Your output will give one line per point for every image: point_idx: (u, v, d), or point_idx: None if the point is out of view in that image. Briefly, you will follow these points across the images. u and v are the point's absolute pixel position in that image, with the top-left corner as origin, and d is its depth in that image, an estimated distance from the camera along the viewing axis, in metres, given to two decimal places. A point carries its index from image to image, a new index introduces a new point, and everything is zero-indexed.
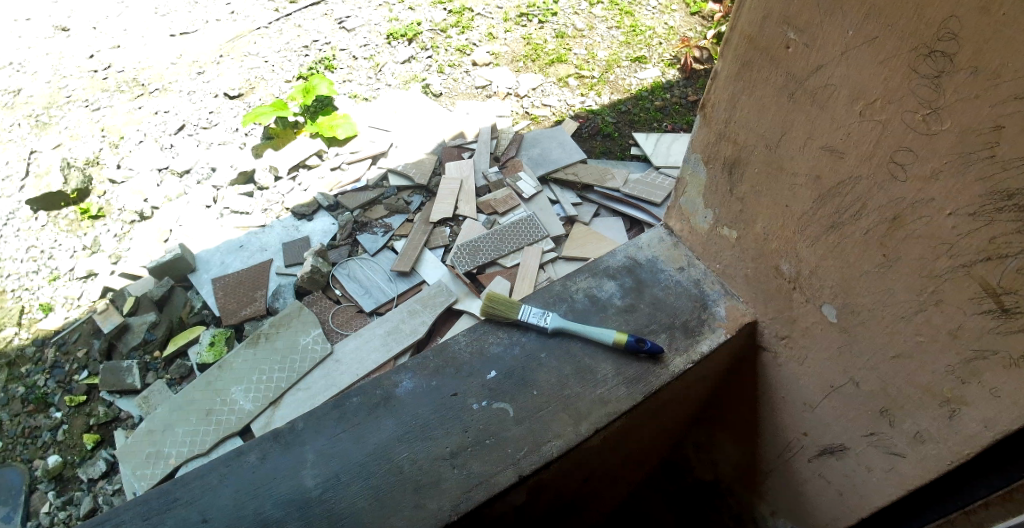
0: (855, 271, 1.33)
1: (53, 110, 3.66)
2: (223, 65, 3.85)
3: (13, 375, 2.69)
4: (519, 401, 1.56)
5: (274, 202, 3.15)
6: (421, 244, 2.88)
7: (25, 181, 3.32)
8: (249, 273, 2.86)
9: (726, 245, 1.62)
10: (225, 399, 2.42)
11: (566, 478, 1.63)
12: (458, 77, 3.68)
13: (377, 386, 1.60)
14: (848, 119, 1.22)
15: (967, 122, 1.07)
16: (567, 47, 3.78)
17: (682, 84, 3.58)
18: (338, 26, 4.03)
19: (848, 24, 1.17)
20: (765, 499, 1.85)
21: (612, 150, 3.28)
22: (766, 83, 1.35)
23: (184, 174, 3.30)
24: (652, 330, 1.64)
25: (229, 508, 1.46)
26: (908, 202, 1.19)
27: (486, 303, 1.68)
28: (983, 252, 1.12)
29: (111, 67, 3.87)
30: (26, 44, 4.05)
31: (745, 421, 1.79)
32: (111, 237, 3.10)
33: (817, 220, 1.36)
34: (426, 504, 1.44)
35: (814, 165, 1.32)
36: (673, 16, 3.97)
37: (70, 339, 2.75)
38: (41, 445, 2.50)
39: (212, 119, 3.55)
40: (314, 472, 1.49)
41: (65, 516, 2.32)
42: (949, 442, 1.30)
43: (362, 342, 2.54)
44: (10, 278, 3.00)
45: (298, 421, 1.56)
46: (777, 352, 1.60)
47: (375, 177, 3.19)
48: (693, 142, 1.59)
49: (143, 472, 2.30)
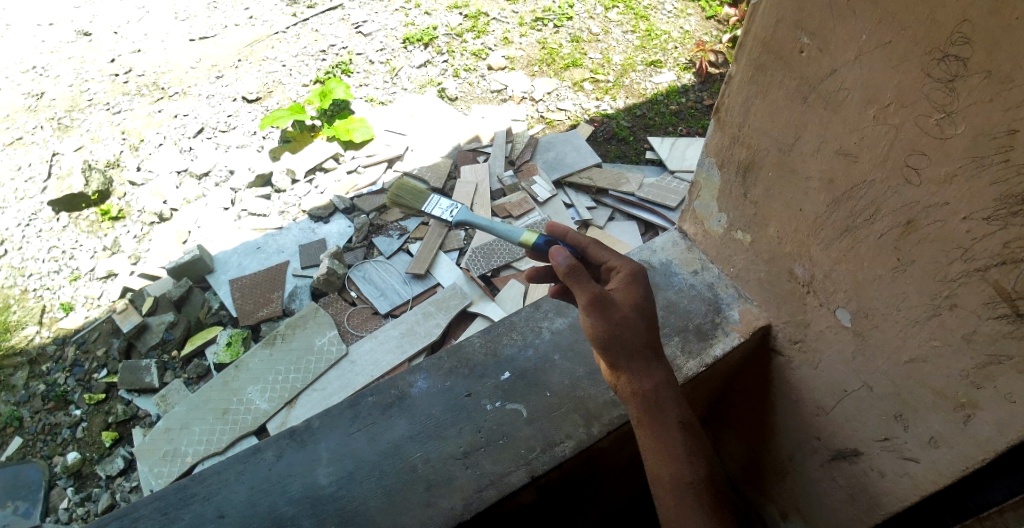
0: (868, 274, 1.33)
1: (75, 113, 3.72)
2: (242, 69, 3.90)
3: (34, 373, 2.74)
4: (532, 401, 1.58)
5: (291, 204, 3.20)
6: (436, 246, 2.91)
7: (47, 182, 3.38)
8: (265, 275, 2.89)
9: (740, 248, 1.62)
10: (241, 399, 2.45)
11: (575, 480, 1.64)
12: (474, 81, 3.70)
13: (391, 386, 1.62)
14: (862, 123, 1.23)
15: (981, 126, 1.07)
16: (582, 51, 3.80)
17: (697, 89, 3.58)
18: (355, 31, 4.07)
19: (861, 29, 1.17)
20: (774, 501, 1.86)
21: (627, 153, 3.28)
22: (780, 88, 1.36)
23: (203, 176, 3.35)
24: (664, 332, 1.66)
25: (245, 504, 1.48)
26: (922, 206, 1.19)
27: None
28: (996, 257, 1.12)
29: (132, 71, 3.93)
30: (49, 49, 4.12)
31: (755, 425, 1.80)
32: (131, 239, 3.15)
33: (831, 223, 1.36)
34: (438, 503, 1.45)
35: (827, 169, 1.32)
36: (688, 20, 3.98)
37: (90, 338, 2.80)
38: (61, 441, 2.53)
39: (231, 122, 3.60)
40: (329, 470, 1.51)
41: (83, 512, 2.36)
42: (963, 447, 1.30)
43: (376, 343, 2.57)
44: (31, 277, 3.05)
45: (313, 419, 1.58)
46: (790, 357, 1.60)
47: (391, 180, 3.23)
48: (708, 146, 1.60)
49: (160, 470, 2.33)
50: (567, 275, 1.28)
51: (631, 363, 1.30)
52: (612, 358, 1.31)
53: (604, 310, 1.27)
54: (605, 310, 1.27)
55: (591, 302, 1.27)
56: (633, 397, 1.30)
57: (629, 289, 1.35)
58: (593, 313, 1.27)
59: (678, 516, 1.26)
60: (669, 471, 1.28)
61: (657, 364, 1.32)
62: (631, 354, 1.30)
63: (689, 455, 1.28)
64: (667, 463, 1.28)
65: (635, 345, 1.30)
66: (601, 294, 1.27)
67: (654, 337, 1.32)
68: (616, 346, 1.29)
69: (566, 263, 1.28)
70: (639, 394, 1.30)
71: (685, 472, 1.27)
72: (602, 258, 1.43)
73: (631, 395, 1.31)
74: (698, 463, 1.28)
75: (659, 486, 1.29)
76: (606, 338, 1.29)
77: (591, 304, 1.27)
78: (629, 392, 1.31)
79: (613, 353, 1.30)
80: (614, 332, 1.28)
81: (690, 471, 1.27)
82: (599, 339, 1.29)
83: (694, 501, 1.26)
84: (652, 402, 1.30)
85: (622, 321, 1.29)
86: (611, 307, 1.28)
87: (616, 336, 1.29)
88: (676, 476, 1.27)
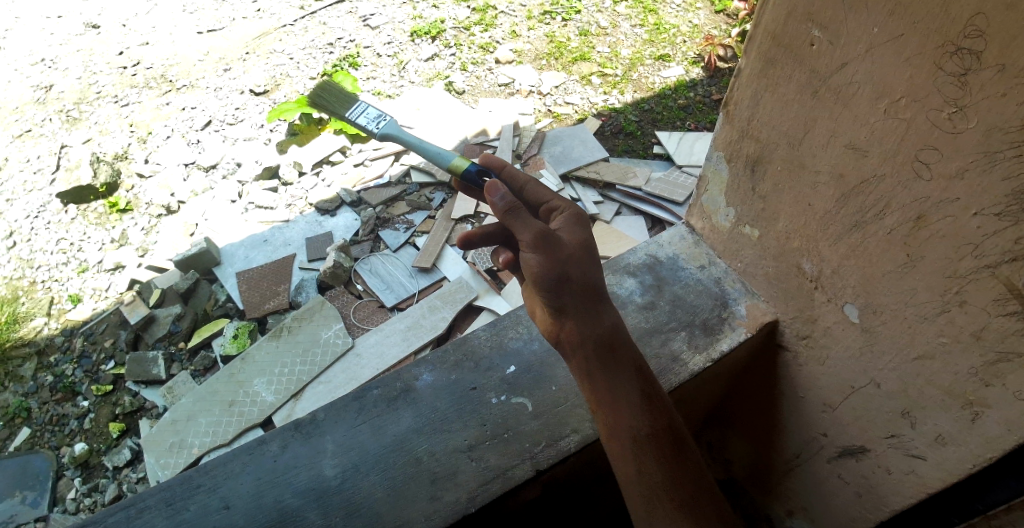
0: (876, 270, 1.31)
1: (84, 106, 3.73)
2: (249, 62, 3.90)
3: (43, 363, 2.75)
4: (538, 395, 1.57)
5: (298, 197, 3.20)
6: (442, 240, 2.91)
7: (55, 174, 3.39)
8: (272, 267, 2.90)
9: (748, 243, 1.61)
10: (247, 391, 2.45)
11: (580, 475, 1.64)
12: (481, 75, 3.69)
13: (396, 379, 1.62)
14: (872, 117, 1.21)
15: (993, 121, 1.06)
16: (590, 45, 3.78)
17: (706, 83, 3.56)
18: (362, 24, 4.06)
19: (872, 22, 1.16)
20: (780, 499, 1.85)
21: (634, 148, 3.27)
22: (790, 81, 1.35)
23: (210, 169, 3.36)
24: (671, 327, 1.66)
25: (250, 496, 1.48)
26: (932, 201, 1.17)
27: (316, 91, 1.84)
28: (1007, 253, 1.10)
29: (140, 64, 3.94)
30: (58, 41, 4.13)
31: (760, 423, 1.79)
32: (138, 231, 3.15)
33: (840, 218, 1.35)
34: (442, 497, 1.45)
35: (836, 163, 1.31)
36: (697, 15, 3.95)
37: (98, 330, 2.81)
38: (68, 432, 2.55)
39: (238, 115, 3.61)
40: (333, 462, 1.51)
41: (91, 502, 2.37)
42: (970, 445, 1.29)
43: (382, 336, 2.57)
44: (40, 269, 3.06)
45: (318, 412, 1.58)
46: (797, 352, 1.59)
47: (397, 173, 3.23)
48: (716, 140, 1.59)
49: (166, 461, 2.33)
50: (504, 216, 1.20)
51: (580, 309, 1.24)
52: (561, 305, 1.23)
53: (552, 253, 1.20)
54: (553, 253, 1.20)
55: (536, 242, 1.19)
56: (585, 346, 1.24)
57: (573, 230, 1.28)
58: (539, 254, 1.19)
59: (636, 470, 1.20)
60: (622, 424, 1.22)
61: (603, 310, 1.26)
62: (579, 300, 1.24)
63: (643, 404, 1.23)
64: (622, 413, 1.22)
65: (583, 290, 1.23)
66: (547, 235, 1.20)
67: (600, 280, 1.27)
68: (565, 292, 1.22)
69: (504, 202, 1.20)
70: (590, 342, 1.24)
71: (639, 424, 1.22)
72: (542, 198, 1.34)
73: (581, 343, 1.24)
74: (652, 412, 1.23)
75: (612, 441, 1.23)
76: (555, 281, 1.20)
77: (539, 247, 1.19)
78: (578, 341, 1.24)
79: (562, 300, 1.22)
80: (563, 275, 1.21)
81: (647, 421, 1.22)
82: (548, 284, 1.21)
83: (654, 452, 1.21)
84: (603, 350, 1.24)
85: (570, 263, 1.22)
86: (558, 249, 1.20)
87: (564, 280, 1.22)
88: (633, 427, 1.22)
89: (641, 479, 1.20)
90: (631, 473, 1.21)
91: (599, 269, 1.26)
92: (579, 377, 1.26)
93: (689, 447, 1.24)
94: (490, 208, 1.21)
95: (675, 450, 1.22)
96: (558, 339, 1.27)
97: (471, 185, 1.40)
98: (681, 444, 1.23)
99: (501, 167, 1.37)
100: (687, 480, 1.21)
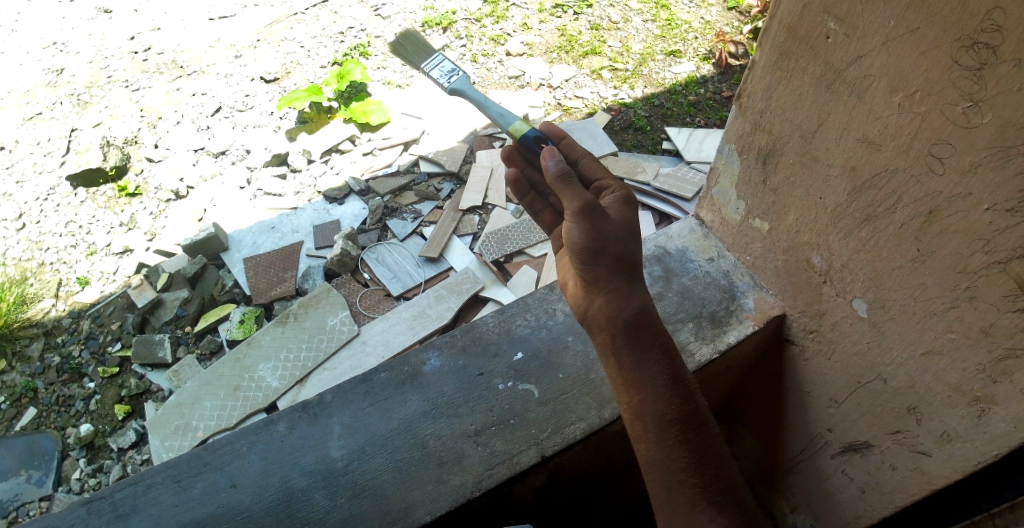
0: (888, 264, 1.31)
1: (94, 89, 3.74)
2: (260, 49, 3.91)
3: (49, 343, 2.77)
4: (544, 383, 1.58)
5: (307, 186, 3.22)
6: (449, 230, 2.92)
7: (65, 157, 3.41)
8: (279, 254, 2.91)
9: (757, 236, 1.62)
10: (253, 376, 2.47)
11: (588, 465, 1.65)
12: (492, 66, 3.68)
13: (404, 363, 1.63)
14: (886, 111, 1.22)
15: (1008, 116, 1.05)
16: (601, 39, 3.77)
17: (716, 79, 3.54)
18: (373, 13, 4.07)
19: (890, 14, 1.16)
20: (785, 496, 1.85)
21: (644, 143, 3.26)
22: (805, 74, 1.35)
23: (220, 155, 3.38)
24: (678, 318, 1.67)
25: (257, 475, 1.49)
26: (944, 196, 1.17)
27: (399, 40, 1.83)
28: (1019, 249, 1.10)
29: (151, 49, 3.95)
30: (70, 25, 4.14)
31: (767, 418, 1.80)
32: (146, 215, 3.17)
33: (850, 212, 1.35)
34: (448, 480, 1.46)
35: (850, 157, 1.31)
36: (710, 11, 3.94)
37: (105, 313, 2.83)
38: (74, 413, 2.56)
39: (248, 102, 3.62)
40: (340, 444, 1.52)
41: (95, 483, 2.38)
42: (977, 443, 1.29)
43: (388, 325, 2.58)
44: (49, 251, 3.08)
45: (326, 394, 1.59)
46: (803, 347, 1.60)
47: (407, 163, 3.24)
48: (728, 132, 1.59)
49: (171, 443, 2.35)
50: (556, 182, 1.22)
51: (612, 286, 1.25)
52: (593, 280, 1.25)
53: (595, 224, 1.21)
54: (596, 225, 1.21)
55: (581, 212, 1.20)
56: (613, 323, 1.25)
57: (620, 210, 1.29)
58: (582, 225, 1.21)
59: (657, 453, 1.20)
60: (648, 407, 1.22)
61: (634, 289, 1.26)
62: (613, 276, 1.25)
63: (670, 386, 1.23)
64: (647, 396, 1.22)
65: (617, 268, 1.25)
66: (592, 207, 1.21)
67: (635, 259, 1.27)
68: (600, 268, 1.25)
69: (556, 168, 1.22)
70: (617, 320, 1.24)
71: (665, 408, 1.21)
72: (594, 174, 1.38)
73: (608, 321, 1.25)
74: (679, 395, 1.22)
75: (635, 423, 1.23)
76: (594, 252, 1.23)
77: (584, 217, 1.20)
78: (607, 317, 1.25)
79: (595, 273, 1.25)
80: (601, 249, 1.23)
81: (672, 404, 1.21)
82: (586, 254, 1.23)
83: (676, 437, 1.20)
84: (631, 329, 1.24)
85: (609, 239, 1.23)
86: (602, 222, 1.22)
87: (600, 254, 1.23)
88: (657, 410, 1.21)
89: (663, 462, 1.20)
90: (652, 454, 1.21)
91: (638, 250, 1.27)
92: (607, 356, 1.27)
93: (716, 437, 1.22)
94: (544, 173, 1.24)
95: (700, 438, 1.21)
96: (588, 316, 1.29)
97: (527, 150, 1.40)
98: (707, 432, 1.22)
99: (560, 138, 1.41)
100: (710, 469, 1.19)
